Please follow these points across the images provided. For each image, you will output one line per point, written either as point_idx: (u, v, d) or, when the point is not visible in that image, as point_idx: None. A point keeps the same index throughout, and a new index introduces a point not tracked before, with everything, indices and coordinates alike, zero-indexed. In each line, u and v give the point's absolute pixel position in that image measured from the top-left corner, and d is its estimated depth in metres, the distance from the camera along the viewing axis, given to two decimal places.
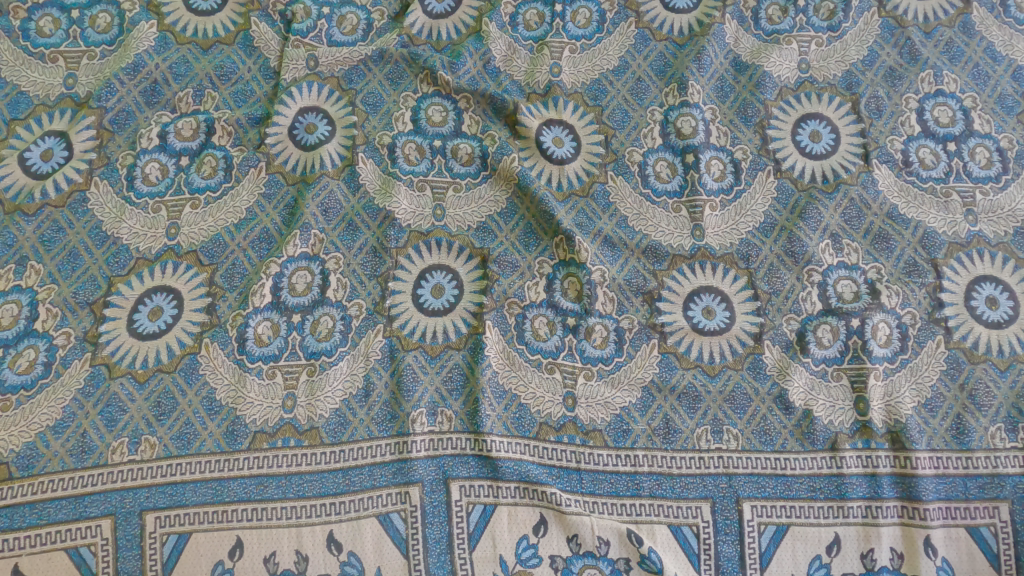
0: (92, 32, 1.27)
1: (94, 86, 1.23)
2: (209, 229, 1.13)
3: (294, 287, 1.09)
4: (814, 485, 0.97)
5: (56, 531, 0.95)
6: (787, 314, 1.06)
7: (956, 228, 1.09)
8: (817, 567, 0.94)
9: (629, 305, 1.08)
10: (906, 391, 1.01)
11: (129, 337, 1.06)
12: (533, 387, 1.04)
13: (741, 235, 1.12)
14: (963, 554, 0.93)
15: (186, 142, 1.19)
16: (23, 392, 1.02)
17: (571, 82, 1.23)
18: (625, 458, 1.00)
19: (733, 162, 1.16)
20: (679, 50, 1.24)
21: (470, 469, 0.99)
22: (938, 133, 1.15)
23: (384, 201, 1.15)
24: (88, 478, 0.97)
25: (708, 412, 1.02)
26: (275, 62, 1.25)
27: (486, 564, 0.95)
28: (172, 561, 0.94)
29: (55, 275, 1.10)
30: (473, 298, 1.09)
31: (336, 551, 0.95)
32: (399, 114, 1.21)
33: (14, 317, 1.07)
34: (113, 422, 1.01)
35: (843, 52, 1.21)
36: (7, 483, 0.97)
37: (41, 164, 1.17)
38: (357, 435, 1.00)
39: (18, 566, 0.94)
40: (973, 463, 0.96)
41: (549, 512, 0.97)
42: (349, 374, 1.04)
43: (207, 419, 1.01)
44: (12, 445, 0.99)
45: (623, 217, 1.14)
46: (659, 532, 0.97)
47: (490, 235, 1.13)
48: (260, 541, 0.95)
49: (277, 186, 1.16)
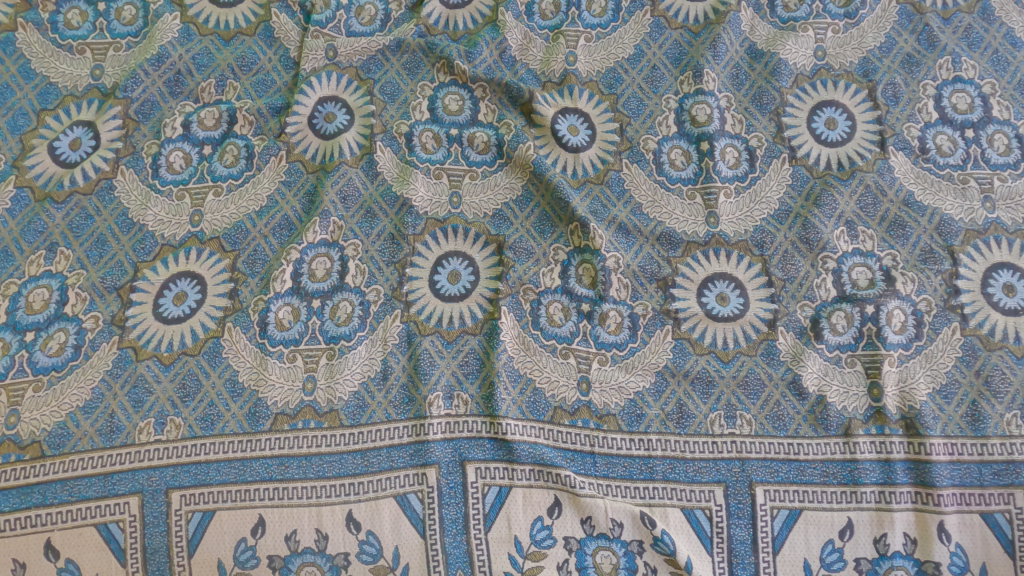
0: (118, 24, 1.30)
1: (119, 77, 1.26)
2: (232, 216, 1.16)
3: (314, 273, 1.11)
4: (826, 470, 0.98)
5: (86, 508, 0.99)
6: (802, 301, 1.07)
7: (973, 215, 1.08)
8: (829, 551, 0.95)
9: (643, 291, 1.09)
10: (920, 377, 1.01)
11: (155, 321, 1.09)
12: (548, 372, 1.05)
13: (756, 222, 1.12)
14: (977, 540, 0.93)
15: (209, 131, 1.22)
16: (55, 373, 1.06)
17: (586, 70, 1.24)
18: (639, 443, 1.01)
19: (748, 149, 1.17)
20: (694, 38, 1.24)
21: (485, 451, 1.00)
22: (956, 119, 1.14)
23: (401, 188, 1.16)
24: (116, 457, 1.01)
25: (721, 397, 1.03)
26: (295, 52, 1.27)
27: (502, 545, 0.97)
28: (197, 538, 0.98)
29: (83, 261, 1.13)
30: (489, 284, 1.10)
31: (356, 530, 0.97)
32: (416, 103, 1.23)
33: (45, 301, 1.11)
34: (140, 403, 1.04)
35: (860, 39, 1.21)
36: (39, 461, 1.01)
37: (70, 153, 1.21)
38: (375, 417, 1.03)
39: (50, 541, 0.98)
40: (988, 450, 0.96)
41: (563, 494, 0.98)
42: (368, 358, 1.06)
43: (230, 401, 1.04)
44: (44, 424, 1.03)
45: (638, 204, 1.15)
46: (672, 515, 0.98)
47: (506, 223, 1.14)
48: (282, 519, 0.98)
49: (297, 174, 1.19)
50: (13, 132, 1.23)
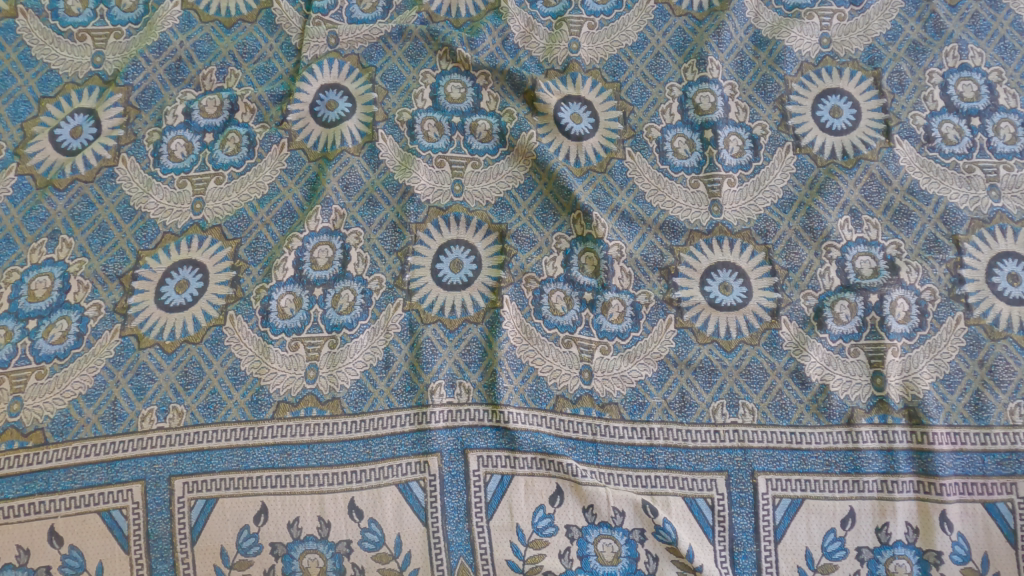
0: (118, 11, 1.29)
1: (121, 64, 1.25)
2: (234, 205, 1.15)
3: (316, 261, 1.11)
4: (829, 459, 0.98)
5: (89, 495, 0.99)
6: (805, 290, 1.06)
7: (978, 204, 1.08)
8: (831, 540, 0.95)
9: (646, 280, 1.09)
10: (923, 366, 1.01)
11: (157, 309, 1.09)
12: (550, 361, 1.05)
13: (760, 211, 1.12)
14: (979, 529, 0.93)
15: (210, 119, 1.21)
16: (57, 361, 1.06)
17: (589, 58, 1.23)
18: (641, 431, 1.01)
19: (752, 137, 1.16)
20: (698, 25, 1.23)
21: (488, 439, 1.00)
22: (961, 108, 1.13)
23: (404, 177, 1.16)
24: (119, 444, 1.01)
25: (724, 385, 1.03)
26: (297, 40, 1.26)
27: (504, 533, 0.97)
28: (200, 525, 0.98)
29: (85, 249, 1.13)
30: (491, 273, 1.10)
31: (358, 518, 0.98)
32: (418, 91, 1.22)
33: (47, 288, 1.11)
34: (142, 391, 1.04)
35: (866, 26, 1.19)
36: (43, 448, 1.01)
37: (71, 141, 1.20)
38: (377, 406, 1.03)
39: (54, 527, 0.98)
40: (991, 439, 0.96)
41: (565, 482, 0.98)
42: (370, 346, 1.06)
43: (232, 389, 1.04)
44: (47, 411, 1.03)
45: (641, 192, 1.15)
46: (674, 503, 0.98)
47: (508, 211, 1.14)
48: (285, 507, 0.98)
49: (299, 162, 1.18)
50: (14, 119, 1.22)
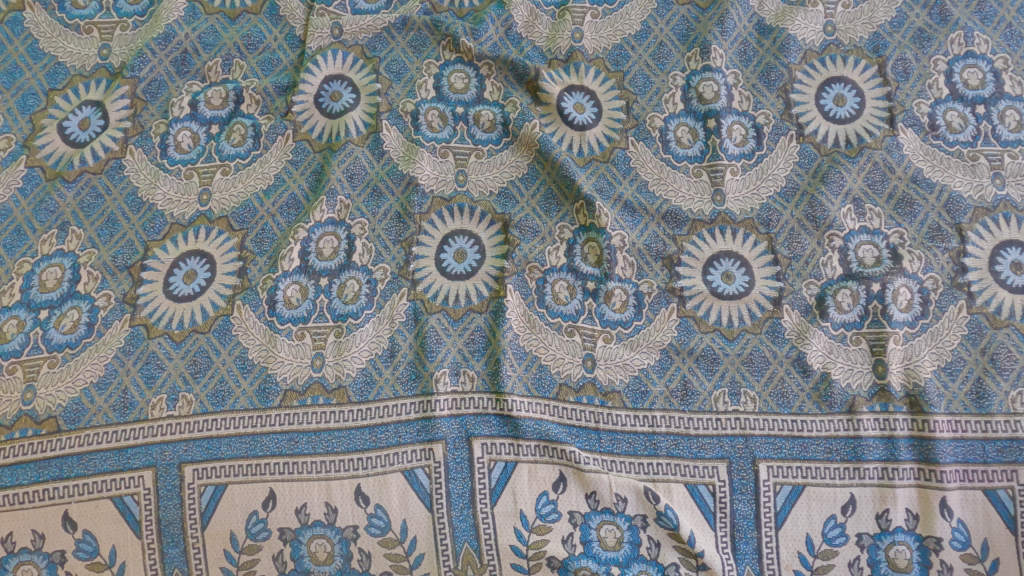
0: (124, 3, 1.30)
1: (127, 56, 1.26)
2: (240, 195, 1.17)
3: (321, 252, 1.12)
4: (830, 447, 0.98)
5: (102, 481, 1.01)
6: (807, 279, 1.07)
7: (981, 192, 1.07)
8: (832, 526, 0.96)
9: (649, 269, 1.10)
10: (925, 354, 1.01)
11: (166, 299, 1.10)
12: (553, 349, 1.06)
13: (763, 200, 1.12)
14: (980, 515, 0.94)
15: (216, 111, 1.22)
16: (68, 350, 1.08)
17: (592, 47, 1.23)
18: (643, 419, 1.02)
19: (755, 127, 1.16)
20: (702, 14, 1.23)
21: (491, 427, 1.01)
22: (966, 96, 1.12)
23: (407, 167, 1.17)
24: (130, 431, 1.03)
25: (726, 373, 1.03)
26: (300, 31, 1.27)
27: (508, 519, 0.99)
28: (210, 511, 1.00)
29: (94, 240, 1.15)
30: (495, 262, 1.11)
31: (364, 504, 0.99)
32: (421, 81, 1.22)
33: (58, 279, 1.12)
34: (152, 379, 1.06)
35: (871, 13, 1.19)
36: (56, 435, 1.03)
37: (79, 133, 1.22)
38: (383, 394, 1.04)
39: (68, 513, 1.00)
40: (992, 427, 0.97)
41: (568, 470, 1.00)
42: (375, 335, 1.07)
43: (240, 377, 1.05)
44: (59, 399, 1.05)
45: (644, 182, 1.15)
46: (675, 490, 0.99)
47: (512, 201, 1.15)
48: (293, 493, 1.00)
49: (304, 154, 1.19)
50: (23, 112, 1.24)
